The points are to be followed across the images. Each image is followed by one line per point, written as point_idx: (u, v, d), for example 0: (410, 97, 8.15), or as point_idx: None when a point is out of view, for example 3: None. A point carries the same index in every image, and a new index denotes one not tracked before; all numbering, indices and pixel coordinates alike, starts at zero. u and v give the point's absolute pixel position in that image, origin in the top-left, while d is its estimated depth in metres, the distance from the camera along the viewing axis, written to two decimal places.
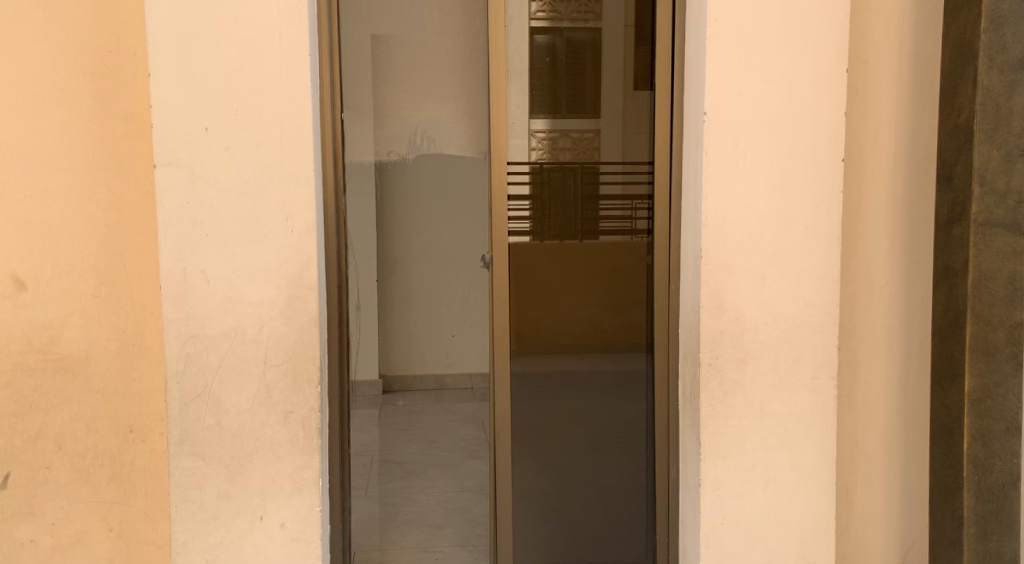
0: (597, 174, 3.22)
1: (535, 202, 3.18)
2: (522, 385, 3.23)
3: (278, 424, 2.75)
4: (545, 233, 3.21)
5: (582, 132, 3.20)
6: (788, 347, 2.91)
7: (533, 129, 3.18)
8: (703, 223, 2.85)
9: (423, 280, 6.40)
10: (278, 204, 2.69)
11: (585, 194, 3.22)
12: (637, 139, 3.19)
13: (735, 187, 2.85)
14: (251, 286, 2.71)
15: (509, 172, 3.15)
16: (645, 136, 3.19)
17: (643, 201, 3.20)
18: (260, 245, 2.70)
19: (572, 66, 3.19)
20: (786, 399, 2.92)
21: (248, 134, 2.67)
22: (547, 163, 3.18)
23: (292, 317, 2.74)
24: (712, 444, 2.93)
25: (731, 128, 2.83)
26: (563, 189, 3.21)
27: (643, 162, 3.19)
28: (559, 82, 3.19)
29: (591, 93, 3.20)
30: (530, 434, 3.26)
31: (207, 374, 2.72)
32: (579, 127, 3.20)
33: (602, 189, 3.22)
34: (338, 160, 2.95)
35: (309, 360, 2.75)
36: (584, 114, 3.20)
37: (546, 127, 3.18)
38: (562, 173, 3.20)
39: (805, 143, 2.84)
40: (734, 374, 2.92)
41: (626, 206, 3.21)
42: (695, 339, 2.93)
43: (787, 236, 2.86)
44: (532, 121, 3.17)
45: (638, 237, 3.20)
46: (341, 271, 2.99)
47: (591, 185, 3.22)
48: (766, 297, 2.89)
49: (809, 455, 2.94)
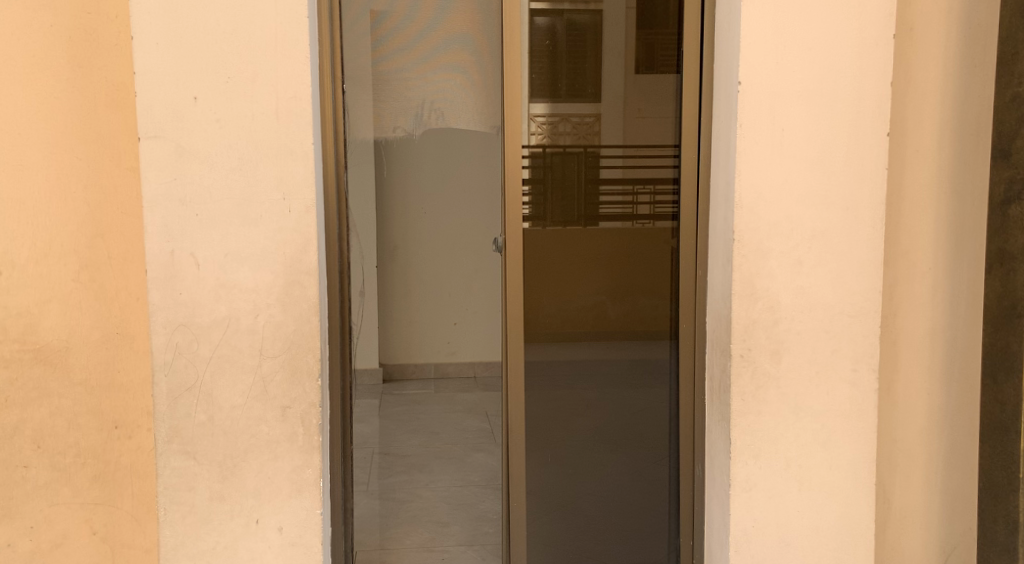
0: (598, 159, 2.97)
1: (535, 188, 2.93)
2: (539, 377, 3.00)
3: (275, 421, 2.54)
4: (549, 218, 2.95)
5: (583, 116, 2.95)
6: (826, 337, 2.70)
7: (532, 113, 2.91)
8: (736, 203, 2.64)
9: (423, 265, 6.25)
10: (274, 181, 2.47)
11: (586, 179, 2.96)
12: (639, 123, 2.96)
13: (770, 164, 2.63)
14: (245, 271, 2.48)
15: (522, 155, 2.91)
16: (650, 120, 2.96)
17: (645, 186, 2.97)
18: (255, 226, 2.47)
19: (574, 46, 2.92)
20: (824, 394, 2.72)
21: (240, 104, 2.44)
22: (547, 148, 2.93)
23: (290, 305, 2.52)
24: (743, 442, 2.72)
25: (767, 100, 2.61)
26: (564, 175, 2.95)
27: (647, 146, 2.97)
28: (560, 63, 2.92)
29: (592, 76, 2.94)
30: (546, 430, 3.03)
31: (198, 366, 2.50)
32: (579, 111, 2.94)
33: (603, 173, 2.97)
34: (339, 136, 2.75)
35: (309, 351, 2.54)
36: (584, 98, 2.94)
37: (545, 111, 2.92)
38: (561, 159, 2.94)
39: (846, 116, 2.63)
40: (768, 366, 2.71)
41: (627, 192, 2.98)
42: (726, 329, 2.73)
43: (827, 217, 2.65)
44: (532, 105, 2.91)
45: (640, 223, 2.98)
46: (343, 253, 2.78)
47: (593, 169, 2.96)
48: (804, 284, 2.68)
49: (847, 453, 2.73)
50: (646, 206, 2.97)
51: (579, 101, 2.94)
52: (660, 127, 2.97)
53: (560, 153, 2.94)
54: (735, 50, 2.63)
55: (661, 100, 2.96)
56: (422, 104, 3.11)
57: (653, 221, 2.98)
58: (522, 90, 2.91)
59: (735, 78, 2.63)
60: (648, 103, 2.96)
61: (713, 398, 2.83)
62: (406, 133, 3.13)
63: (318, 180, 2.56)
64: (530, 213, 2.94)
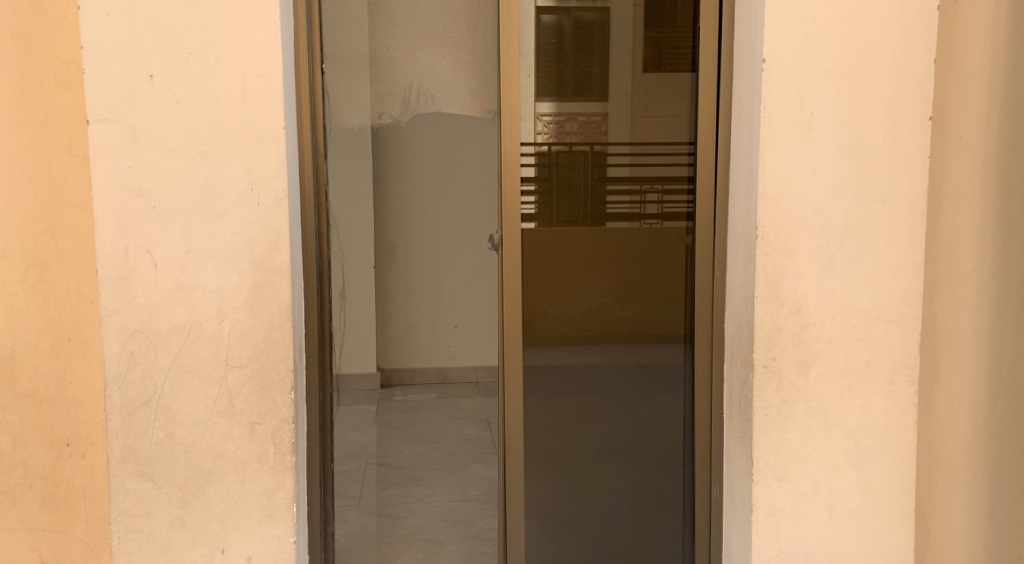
0: (605, 159, 2.68)
1: (541, 192, 2.65)
2: (538, 386, 2.72)
3: (242, 438, 2.27)
4: (553, 220, 2.66)
5: (590, 115, 2.66)
6: (859, 345, 2.42)
7: (538, 113, 2.64)
8: (760, 195, 2.36)
9: (425, 264, 5.91)
10: (241, 169, 2.20)
11: (591, 178, 2.67)
12: (649, 121, 2.68)
13: (798, 152, 2.36)
14: (208, 271, 2.21)
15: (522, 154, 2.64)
16: (661, 117, 2.68)
17: (653, 185, 2.69)
18: (219, 221, 2.20)
19: (580, 37, 2.64)
20: (857, 410, 2.44)
21: (201, 84, 2.17)
22: (552, 151, 2.65)
23: (259, 309, 2.24)
24: (766, 462, 2.44)
25: (794, 80, 2.33)
26: (570, 178, 2.66)
27: (658, 146, 2.68)
28: (567, 61, 2.64)
29: (597, 70, 2.65)
30: (546, 443, 2.74)
31: (156, 378, 2.22)
32: (585, 110, 2.66)
33: (610, 175, 2.68)
34: (316, 121, 2.51)
35: (281, 361, 2.27)
36: (591, 96, 2.66)
37: (551, 111, 2.64)
38: (567, 155, 2.66)
39: (883, 98, 2.35)
40: (795, 378, 2.43)
41: (634, 192, 2.69)
42: (748, 337, 2.45)
43: (860, 211, 2.38)
44: (539, 103, 2.64)
45: (649, 225, 2.69)
46: (323, 254, 2.54)
47: (598, 168, 2.68)
48: (835, 286, 2.40)
49: (883, 474, 2.46)
50: (654, 206, 2.69)
51: (586, 101, 2.66)
52: (673, 123, 2.67)
53: (566, 149, 2.66)
54: (759, 23, 2.35)
55: (673, 94, 2.67)
56: (408, 87, 2.71)
57: (661, 221, 2.69)
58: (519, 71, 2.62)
59: (758, 54, 2.35)
60: (661, 97, 2.67)
61: (733, 412, 2.56)
62: (394, 119, 2.70)
63: (291, 169, 2.28)
64: (528, 210, 2.65)
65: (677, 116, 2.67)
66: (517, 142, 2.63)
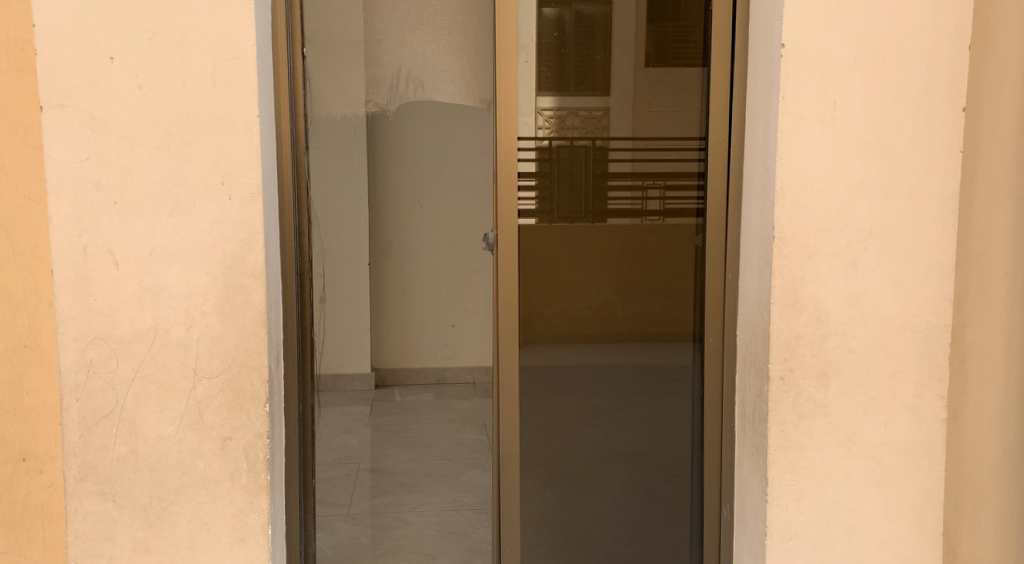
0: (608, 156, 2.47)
1: (541, 190, 2.45)
2: (534, 398, 2.52)
3: (213, 455, 2.08)
4: (554, 217, 2.47)
5: (593, 110, 2.45)
6: (884, 356, 2.23)
7: (538, 107, 2.44)
8: (777, 192, 2.17)
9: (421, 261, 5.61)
10: (211, 161, 2.01)
11: (595, 174, 2.47)
12: (653, 117, 2.48)
13: (818, 145, 2.16)
14: (175, 272, 2.02)
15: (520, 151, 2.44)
16: (668, 113, 2.48)
17: (656, 181, 2.50)
18: (187, 217, 2.01)
19: (583, 26, 2.43)
20: (881, 426, 2.25)
21: (168, 66, 1.98)
22: (551, 147, 2.45)
23: (230, 314, 2.05)
24: (782, 482, 2.26)
25: (816, 67, 2.14)
26: (571, 174, 2.46)
27: (663, 142, 2.49)
28: (569, 53, 2.44)
29: (600, 60, 2.44)
30: (543, 460, 2.55)
31: (117, 389, 2.03)
32: (588, 104, 2.45)
33: (614, 172, 2.48)
34: (297, 110, 2.35)
35: (254, 372, 2.08)
36: (595, 89, 2.45)
37: (552, 106, 2.44)
38: (568, 151, 2.46)
39: (912, 87, 2.16)
40: (814, 391, 2.24)
41: (636, 187, 2.50)
42: (763, 347, 2.26)
43: (887, 210, 2.19)
44: (539, 97, 2.44)
45: (653, 224, 2.51)
46: (303, 255, 2.38)
47: (600, 162, 2.47)
48: (858, 292, 2.21)
49: (908, 496, 2.27)
50: (656, 202, 2.50)
51: (589, 96, 2.45)
52: (682, 118, 2.48)
53: (568, 144, 2.46)
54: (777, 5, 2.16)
55: (682, 85, 2.47)
56: (396, 71, 2.49)
57: (663, 218, 2.50)
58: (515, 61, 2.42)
59: (776, 39, 2.16)
60: (666, 91, 2.47)
61: (745, 426, 2.37)
62: (380, 108, 2.50)
63: (266, 162, 2.09)
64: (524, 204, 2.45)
65: (686, 108, 2.48)
66: (514, 134, 2.43)
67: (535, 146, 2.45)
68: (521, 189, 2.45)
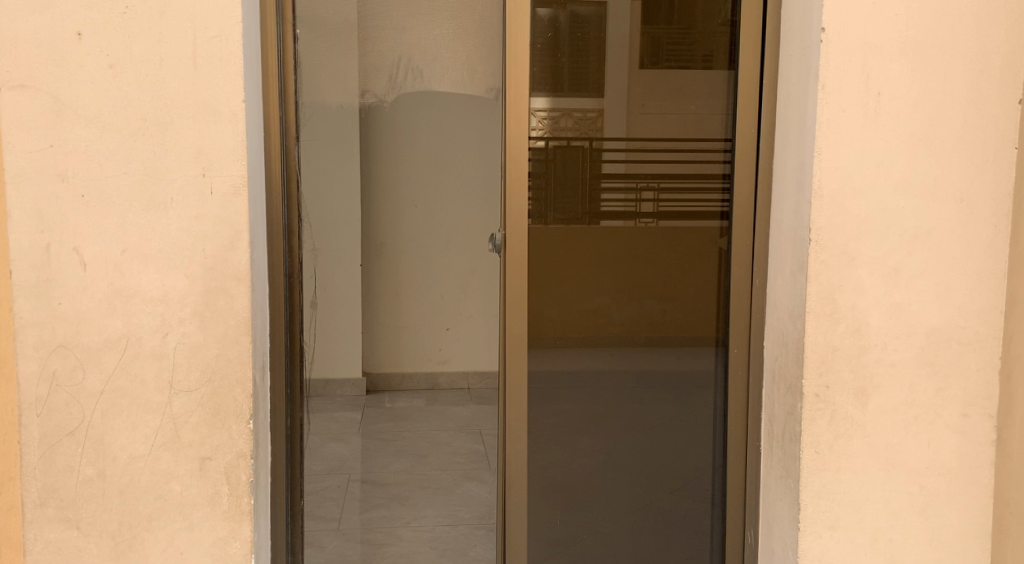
0: (610, 157, 2.27)
1: (537, 194, 2.24)
2: (545, 415, 2.32)
3: (190, 477, 1.87)
4: (561, 219, 2.26)
5: (590, 111, 2.24)
6: (928, 372, 2.05)
7: (533, 108, 2.23)
8: (814, 191, 1.98)
9: (415, 262, 5.38)
10: (191, 150, 1.80)
11: (590, 176, 2.26)
12: (654, 118, 2.27)
13: (861, 140, 1.97)
14: (149, 273, 1.81)
15: (526, 151, 2.23)
16: (678, 114, 2.28)
17: (651, 181, 2.29)
18: (163, 212, 1.80)
19: (585, 21, 2.22)
20: (924, 447, 2.06)
21: (143, 45, 1.77)
22: (545, 148, 2.24)
23: (211, 321, 1.85)
24: (816, 508, 2.07)
25: (859, 54, 1.95)
26: (566, 176, 2.25)
27: (674, 143, 2.29)
28: (570, 50, 2.23)
29: (600, 55, 2.24)
30: (552, 481, 2.35)
31: (83, 404, 1.82)
32: (586, 105, 2.24)
33: (611, 174, 2.27)
34: (289, 96, 2.10)
35: (237, 385, 1.87)
36: (593, 89, 2.24)
37: (547, 106, 2.23)
38: (563, 151, 2.24)
39: (963, 77, 1.97)
40: (851, 409, 2.05)
41: (630, 187, 2.28)
42: (796, 361, 2.07)
43: (934, 212, 2.00)
44: (533, 98, 2.23)
45: (661, 226, 2.30)
46: (292, 255, 2.16)
47: (596, 164, 2.26)
48: (901, 301, 2.02)
49: (952, 524, 2.09)
50: (651, 204, 2.29)
51: (583, 96, 2.24)
52: (694, 119, 2.28)
53: (563, 144, 2.24)
54: None
55: (694, 79, 2.27)
56: (396, 64, 2.72)
57: (657, 220, 2.30)
58: (524, 52, 2.21)
59: (815, 23, 1.96)
60: (668, 92, 2.27)
61: (773, 445, 2.19)
62: (379, 99, 2.74)
63: (253, 151, 1.89)
64: (532, 203, 2.25)
65: (696, 106, 2.28)
66: (525, 130, 2.22)
67: (530, 146, 2.23)
68: (530, 187, 2.24)
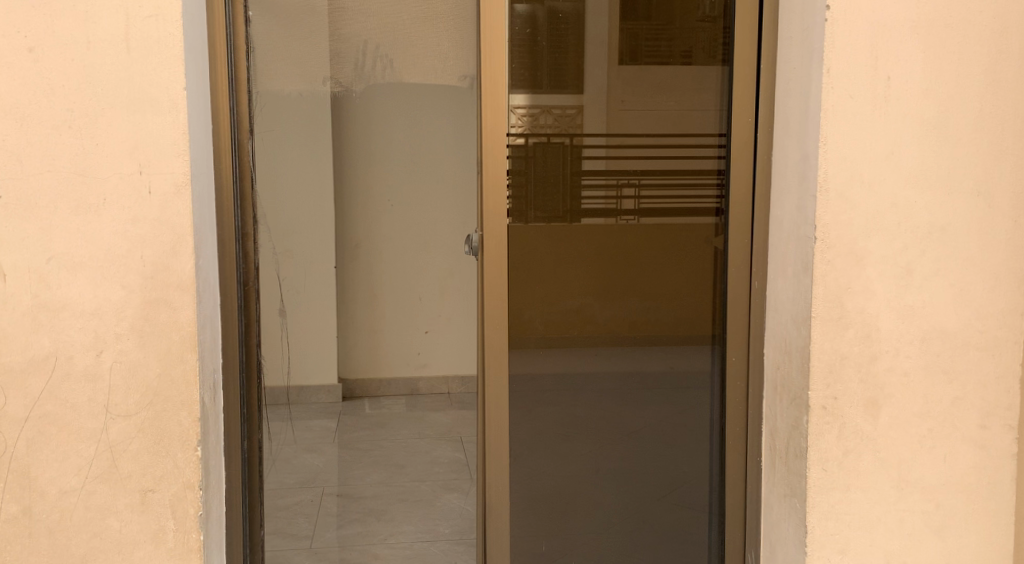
0: (594, 152, 2.08)
1: (515, 195, 2.06)
2: (526, 437, 2.14)
3: (131, 512, 1.67)
4: (541, 219, 2.07)
5: (572, 106, 2.06)
6: (944, 380, 1.87)
7: (512, 105, 2.04)
8: (820, 185, 1.80)
9: (391, 263, 5.17)
10: (126, 144, 1.60)
11: (572, 173, 2.07)
12: (643, 112, 2.09)
13: (871, 129, 1.80)
14: (80, 284, 1.61)
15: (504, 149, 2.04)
16: (669, 107, 2.10)
17: (634, 178, 2.10)
18: (94, 215, 1.60)
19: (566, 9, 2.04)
20: (940, 462, 1.89)
21: (68, 26, 1.57)
22: (524, 147, 2.05)
23: (151, 336, 1.65)
24: (824, 531, 1.89)
25: (867, 33, 1.78)
26: (546, 175, 2.06)
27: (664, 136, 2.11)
28: (551, 40, 2.04)
29: (582, 44, 2.05)
30: (537, 501, 2.17)
31: (6, 433, 1.62)
32: (567, 100, 2.06)
33: (593, 171, 2.08)
34: (241, 84, 1.91)
35: (182, 408, 1.67)
36: (575, 82, 2.05)
37: (527, 104, 2.05)
38: (544, 149, 2.06)
39: (980, 59, 1.80)
40: (861, 422, 1.88)
41: (612, 184, 2.09)
42: (801, 371, 1.89)
43: (949, 206, 1.83)
44: (511, 95, 2.04)
45: (650, 227, 2.12)
46: (248, 260, 1.96)
47: (578, 161, 2.07)
48: (914, 304, 1.85)
49: (971, 544, 1.91)
50: (633, 201, 2.10)
51: (564, 92, 2.05)
52: (685, 112, 2.10)
53: (544, 141, 2.05)
54: None
55: (684, 68, 2.09)
56: None
57: (640, 219, 2.11)
58: (502, 41, 2.02)
59: (819, 1, 1.78)
60: (658, 84, 2.09)
61: (776, 462, 2.01)
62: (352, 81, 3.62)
63: (198, 144, 1.69)
64: (511, 204, 2.06)
65: (687, 97, 2.10)
66: (503, 127, 2.04)
67: (509, 144, 2.05)
68: (508, 188, 2.05)
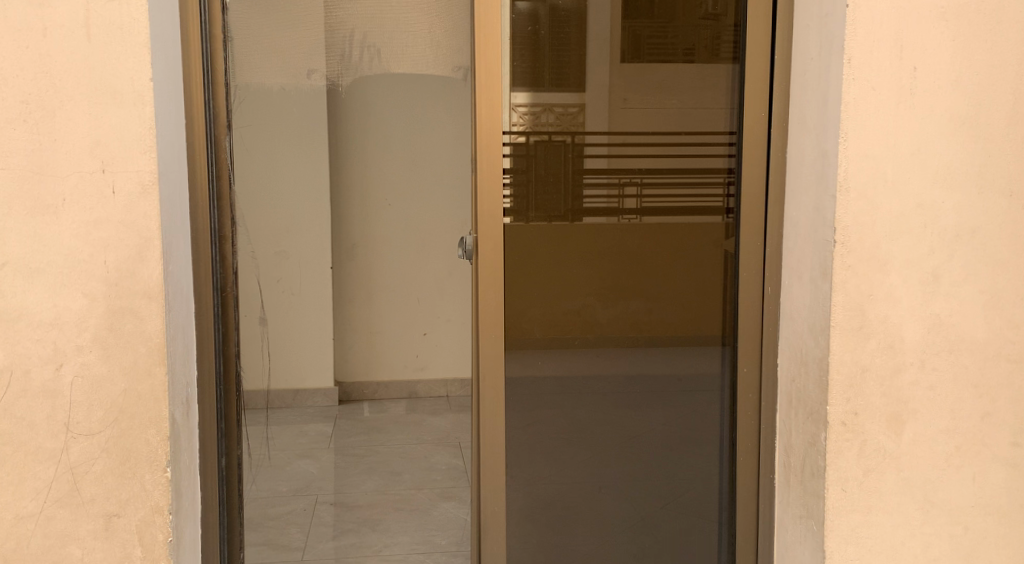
0: (596, 150, 1.95)
1: (514, 196, 1.92)
2: (525, 454, 2.01)
3: (94, 538, 1.54)
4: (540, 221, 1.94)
5: (575, 102, 1.93)
6: (973, 394, 1.74)
7: (514, 103, 1.90)
8: (840, 185, 1.67)
9: (388, 264, 5.04)
10: (87, 140, 1.47)
11: (573, 172, 1.94)
12: (649, 108, 1.96)
13: (895, 123, 1.67)
14: (36, 292, 1.48)
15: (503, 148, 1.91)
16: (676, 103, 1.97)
17: (635, 175, 1.97)
18: (53, 217, 1.47)
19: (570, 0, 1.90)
20: (968, 482, 1.76)
21: (23, 11, 1.44)
22: (523, 146, 1.91)
23: (115, 347, 1.52)
24: (843, 555, 1.76)
25: (891, 20, 1.64)
26: (545, 175, 1.93)
27: (671, 133, 1.98)
28: (552, 32, 1.91)
29: (585, 36, 1.92)
30: (536, 521, 2.03)
31: None
32: (570, 96, 1.93)
33: (594, 171, 1.95)
34: (216, 76, 1.78)
35: (150, 426, 1.55)
36: (578, 77, 1.92)
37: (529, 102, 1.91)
38: (545, 148, 1.93)
39: (1013, 50, 1.67)
40: (883, 439, 1.75)
41: (614, 183, 1.96)
42: (818, 384, 1.76)
43: (979, 207, 1.70)
44: (511, 93, 1.90)
45: (654, 228, 1.99)
46: (224, 264, 1.83)
47: (579, 159, 1.94)
48: (941, 313, 1.72)
49: None
50: (634, 200, 1.97)
51: (567, 90, 1.93)
52: (693, 107, 1.97)
53: (545, 140, 1.92)
54: None
55: (694, 61, 1.96)
56: None
57: (642, 219, 1.98)
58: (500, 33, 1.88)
59: None
60: (665, 78, 1.96)
61: (790, 481, 1.88)
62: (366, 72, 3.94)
63: (167, 140, 1.55)
64: (509, 205, 1.92)
65: (695, 92, 1.97)
66: (501, 124, 1.90)
67: (508, 143, 1.91)
68: (506, 188, 1.91)
